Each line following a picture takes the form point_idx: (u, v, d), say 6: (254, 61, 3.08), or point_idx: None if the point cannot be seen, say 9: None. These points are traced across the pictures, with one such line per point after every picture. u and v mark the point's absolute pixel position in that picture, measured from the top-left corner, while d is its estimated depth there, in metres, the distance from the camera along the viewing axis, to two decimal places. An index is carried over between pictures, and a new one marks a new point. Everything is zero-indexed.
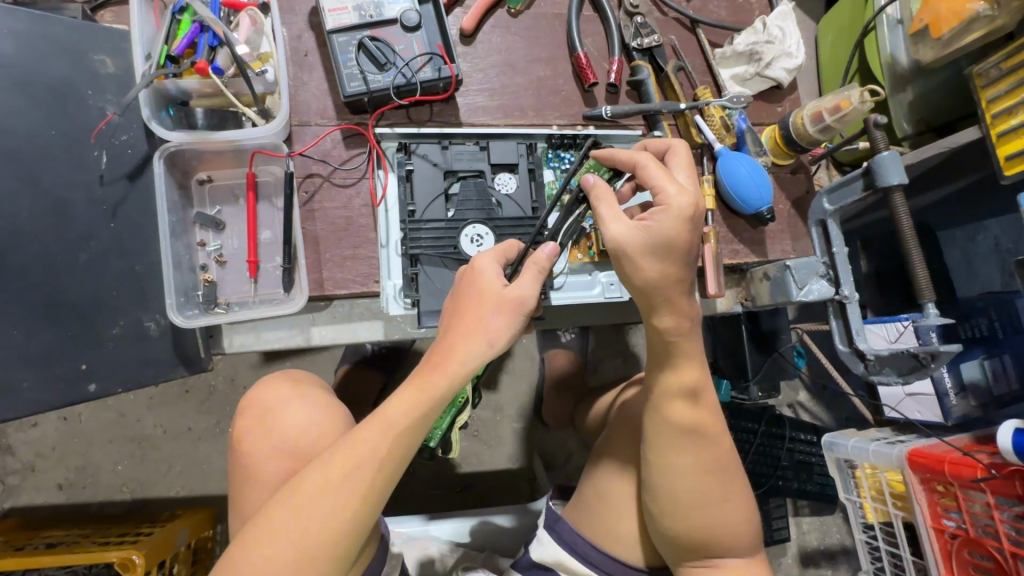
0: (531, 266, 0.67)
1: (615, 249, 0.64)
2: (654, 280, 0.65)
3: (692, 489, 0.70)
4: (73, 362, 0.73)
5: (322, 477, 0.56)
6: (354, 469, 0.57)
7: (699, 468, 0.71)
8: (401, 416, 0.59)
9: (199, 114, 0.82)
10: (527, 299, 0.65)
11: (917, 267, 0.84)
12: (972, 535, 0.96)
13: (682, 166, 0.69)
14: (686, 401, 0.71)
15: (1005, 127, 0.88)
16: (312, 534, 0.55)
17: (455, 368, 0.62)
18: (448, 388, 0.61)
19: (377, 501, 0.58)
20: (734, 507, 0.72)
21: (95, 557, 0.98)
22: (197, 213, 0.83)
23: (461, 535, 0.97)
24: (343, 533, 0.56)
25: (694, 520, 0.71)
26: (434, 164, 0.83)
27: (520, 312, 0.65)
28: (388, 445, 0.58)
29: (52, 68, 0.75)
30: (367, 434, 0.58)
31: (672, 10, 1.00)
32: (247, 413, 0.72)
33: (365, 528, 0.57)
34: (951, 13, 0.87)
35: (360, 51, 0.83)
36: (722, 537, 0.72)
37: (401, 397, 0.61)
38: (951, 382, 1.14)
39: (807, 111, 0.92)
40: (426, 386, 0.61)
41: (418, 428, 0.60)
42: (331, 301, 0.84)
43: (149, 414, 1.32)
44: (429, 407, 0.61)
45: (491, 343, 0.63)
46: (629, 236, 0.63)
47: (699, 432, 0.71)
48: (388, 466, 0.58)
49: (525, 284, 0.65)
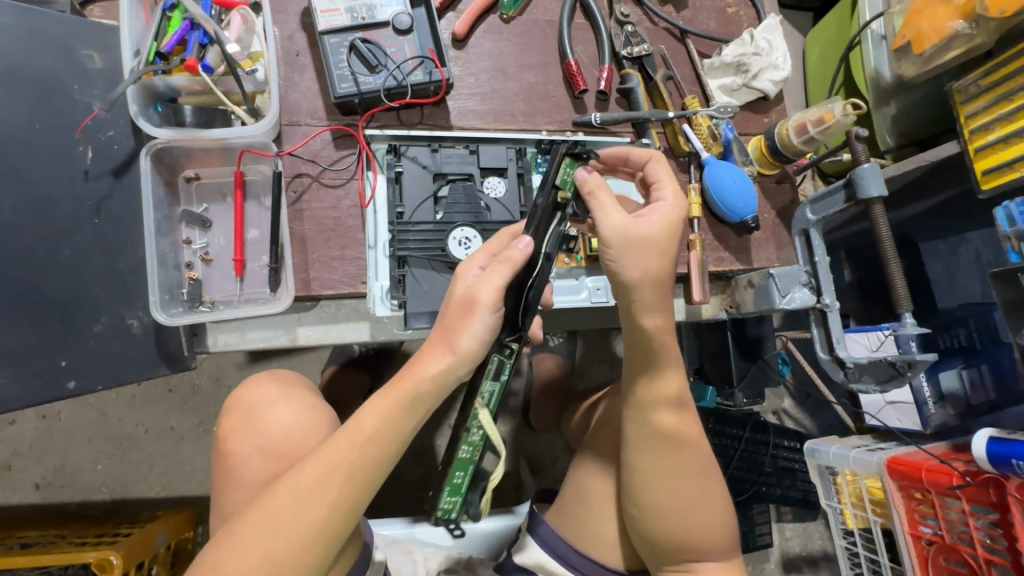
0: (503, 263, 0.63)
1: (619, 238, 0.65)
2: (638, 275, 0.66)
3: (669, 496, 0.71)
4: (53, 359, 0.71)
5: (296, 483, 0.56)
6: (325, 474, 0.57)
7: (677, 474, 0.71)
8: (374, 423, 0.59)
9: (187, 111, 0.82)
10: (483, 299, 0.61)
11: (897, 280, 0.86)
12: (947, 541, 0.98)
13: (665, 179, 0.72)
14: (664, 405, 0.72)
15: (982, 143, 0.90)
16: (279, 539, 0.54)
17: (419, 376, 0.61)
18: (417, 396, 0.61)
19: (348, 511, 0.57)
20: (712, 513, 0.73)
21: (71, 558, 0.96)
22: (184, 210, 0.82)
23: (442, 537, 0.97)
24: (312, 542, 0.55)
25: (672, 526, 0.71)
26: (424, 166, 0.84)
27: (479, 312, 0.61)
28: (360, 453, 0.58)
29: (38, 62, 0.74)
30: (342, 442, 0.58)
31: (662, 20, 1.02)
32: (232, 411, 0.72)
33: (334, 539, 0.57)
34: (933, 30, 0.90)
35: (352, 53, 0.83)
36: (700, 542, 0.72)
37: (376, 401, 0.61)
38: (929, 391, 1.18)
39: (792, 123, 0.93)
40: (395, 392, 0.61)
41: (392, 438, 0.60)
42: (319, 301, 0.84)
43: (131, 414, 1.30)
44: (401, 414, 0.60)
45: (453, 348, 0.62)
46: (631, 226, 0.66)
47: (676, 437, 0.72)
48: (359, 475, 0.58)
49: (489, 279, 0.62)
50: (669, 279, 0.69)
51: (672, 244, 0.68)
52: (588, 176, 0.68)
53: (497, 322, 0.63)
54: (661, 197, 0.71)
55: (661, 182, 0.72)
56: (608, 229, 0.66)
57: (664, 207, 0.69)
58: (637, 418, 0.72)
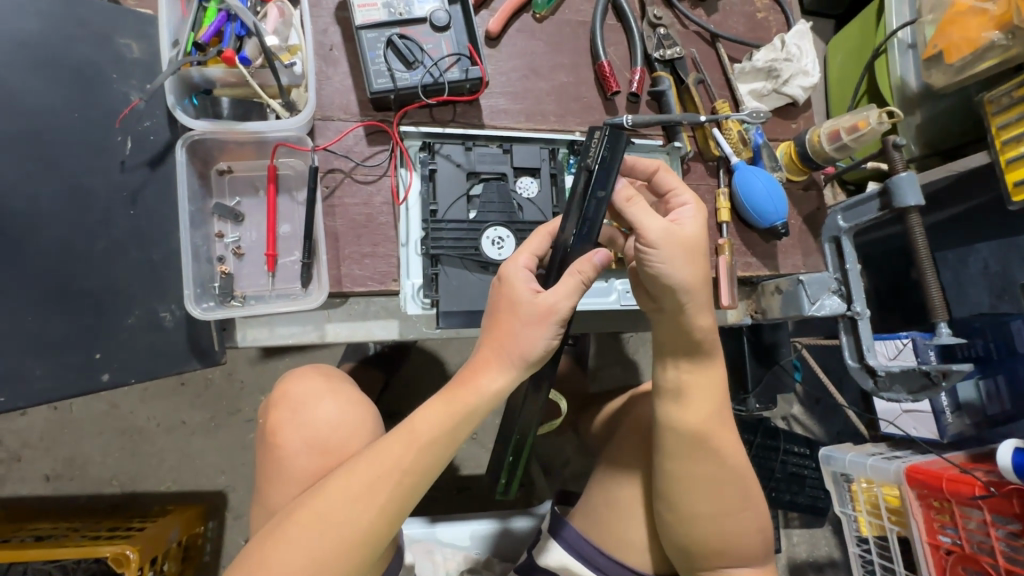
0: (575, 276, 0.61)
1: (666, 243, 0.64)
2: (689, 278, 0.65)
3: (707, 501, 0.70)
4: (86, 351, 0.71)
5: (346, 485, 0.56)
6: (377, 478, 0.56)
7: (715, 478, 0.71)
8: (429, 430, 0.58)
9: (224, 104, 0.81)
10: (559, 308, 0.60)
11: (933, 289, 0.86)
12: (967, 551, 0.98)
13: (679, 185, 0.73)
14: (696, 408, 0.71)
15: (1014, 154, 0.91)
16: (328, 539, 0.54)
17: (477, 383, 0.60)
18: (475, 404, 0.60)
19: (394, 516, 0.57)
20: (747, 518, 0.73)
21: (87, 552, 0.95)
22: (217, 204, 0.81)
23: (461, 539, 0.96)
24: (357, 546, 0.55)
25: (708, 531, 0.70)
26: (457, 165, 0.83)
27: (550, 321, 0.60)
28: (412, 459, 0.57)
29: (76, 50, 0.73)
30: (394, 448, 0.58)
31: (693, 23, 1.01)
32: (280, 404, 0.71)
33: (379, 544, 0.56)
34: (966, 41, 0.90)
35: (388, 48, 0.82)
36: (733, 547, 0.72)
37: (431, 408, 0.60)
38: (948, 402, 1.21)
39: (824, 130, 0.93)
40: (454, 400, 0.60)
41: (444, 446, 0.59)
42: (348, 297, 0.83)
43: (143, 406, 1.29)
44: (457, 424, 0.59)
45: (515, 359, 0.61)
46: (676, 229, 0.65)
47: (711, 441, 0.71)
48: (410, 480, 0.57)
49: (560, 292, 0.61)
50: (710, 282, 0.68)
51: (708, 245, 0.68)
52: (619, 185, 0.67)
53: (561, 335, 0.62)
54: (685, 200, 0.71)
55: (679, 188, 0.72)
56: (655, 232, 0.64)
57: (693, 207, 0.69)
58: (670, 421, 0.72)
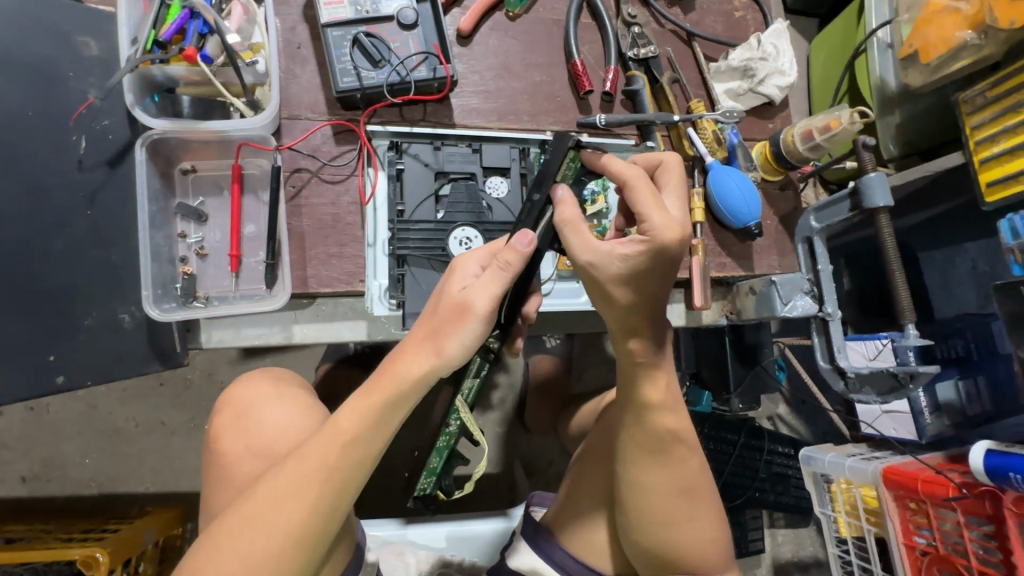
0: (500, 267, 0.61)
1: (586, 275, 0.64)
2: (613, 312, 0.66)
3: (657, 509, 0.69)
4: (42, 353, 0.70)
5: (272, 487, 0.55)
6: (301, 479, 0.55)
7: (667, 487, 0.70)
8: (352, 426, 0.57)
9: (184, 102, 0.80)
10: (477, 302, 0.59)
11: (901, 289, 0.85)
12: (941, 552, 0.98)
13: (647, 205, 0.61)
14: (652, 415, 0.69)
15: (987, 154, 0.90)
16: (256, 544, 0.54)
17: (397, 376, 0.58)
18: (398, 398, 0.58)
19: (325, 515, 0.56)
20: (700, 527, 0.71)
21: (56, 554, 0.95)
22: (180, 204, 0.80)
23: (435, 540, 0.95)
24: (289, 548, 0.54)
25: (657, 538, 0.70)
26: (426, 164, 0.83)
27: (472, 319, 0.59)
28: (338, 458, 0.56)
29: (32, 47, 0.72)
30: (319, 447, 0.56)
31: (669, 22, 1.00)
32: (226, 409, 0.72)
33: (315, 542, 0.56)
34: (940, 40, 0.90)
35: (355, 46, 0.81)
36: (688, 555, 0.71)
37: (353, 404, 0.58)
38: (927, 402, 1.18)
39: (798, 130, 0.93)
40: (377, 394, 0.58)
41: (371, 441, 0.57)
42: (316, 298, 0.82)
43: (121, 407, 1.28)
44: (381, 418, 0.57)
45: (438, 352, 0.58)
46: (597, 267, 0.63)
47: (667, 449, 0.70)
48: (336, 478, 0.56)
49: (486, 286, 0.60)
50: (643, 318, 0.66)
51: (647, 282, 0.63)
52: (560, 199, 0.65)
53: (486, 330, 0.60)
54: (642, 228, 0.61)
55: (642, 212, 0.60)
56: (578, 264, 0.64)
57: (638, 245, 0.60)
58: (630, 426, 0.71)
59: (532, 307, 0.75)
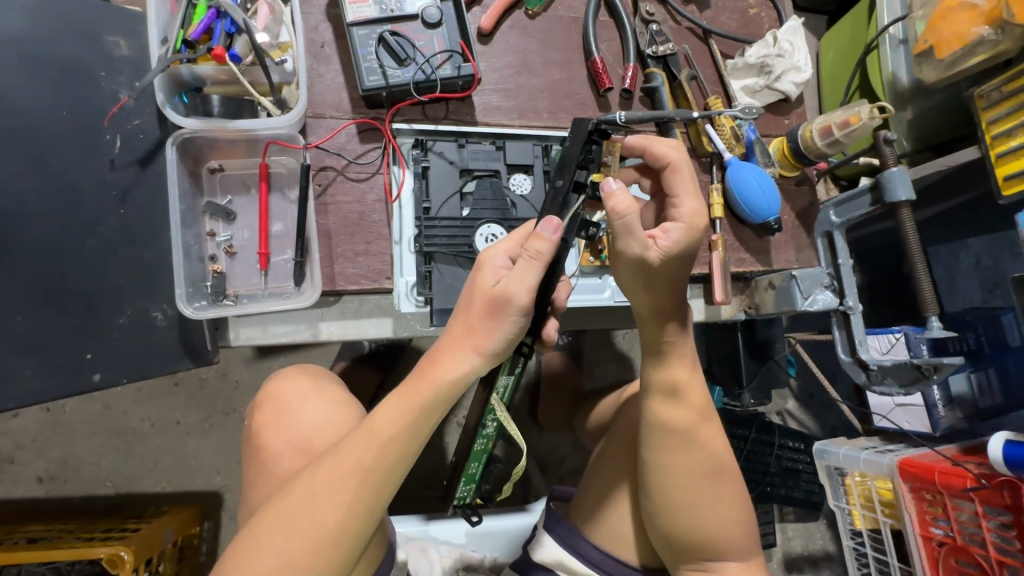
0: (534, 259, 0.60)
1: (633, 266, 0.65)
2: (648, 299, 0.69)
3: (685, 491, 0.70)
4: (76, 351, 0.70)
5: (312, 484, 0.56)
6: (341, 475, 0.56)
7: (690, 472, 0.70)
8: (390, 424, 0.57)
9: (214, 102, 0.81)
10: (511, 298, 0.59)
11: (923, 282, 0.86)
12: (959, 543, 0.99)
13: (684, 189, 0.70)
14: (668, 401, 0.72)
15: (1004, 148, 0.91)
16: (297, 541, 0.54)
17: (435, 377, 0.59)
18: (436, 397, 0.59)
19: (364, 514, 0.56)
20: (726, 509, 0.72)
21: (81, 553, 0.95)
22: (208, 202, 0.81)
23: (457, 536, 0.96)
24: (328, 546, 0.55)
25: (681, 522, 0.70)
26: (450, 162, 0.83)
27: (511, 312, 0.59)
28: (376, 455, 0.57)
29: (62, 47, 0.72)
30: (358, 445, 0.57)
31: (686, 20, 1.01)
32: (266, 404, 0.76)
33: (352, 541, 0.56)
34: (955, 36, 0.91)
35: (380, 45, 0.82)
36: (714, 541, 0.71)
37: (392, 402, 0.59)
38: (940, 394, 1.20)
39: (816, 125, 0.94)
40: (414, 392, 0.59)
41: (409, 441, 0.58)
42: (341, 296, 0.83)
43: (137, 407, 1.28)
44: (419, 417, 0.58)
45: (479, 350, 0.60)
46: (648, 259, 0.64)
47: (688, 434, 0.71)
48: (374, 477, 0.56)
49: (523, 278, 0.60)
50: (670, 303, 0.70)
51: (679, 267, 0.67)
52: (612, 191, 0.61)
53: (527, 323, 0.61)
54: (678, 213, 0.68)
55: (679, 198, 0.69)
56: (627, 257, 0.64)
57: (676, 230, 0.65)
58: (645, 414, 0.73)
59: (562, 297, 0.76)
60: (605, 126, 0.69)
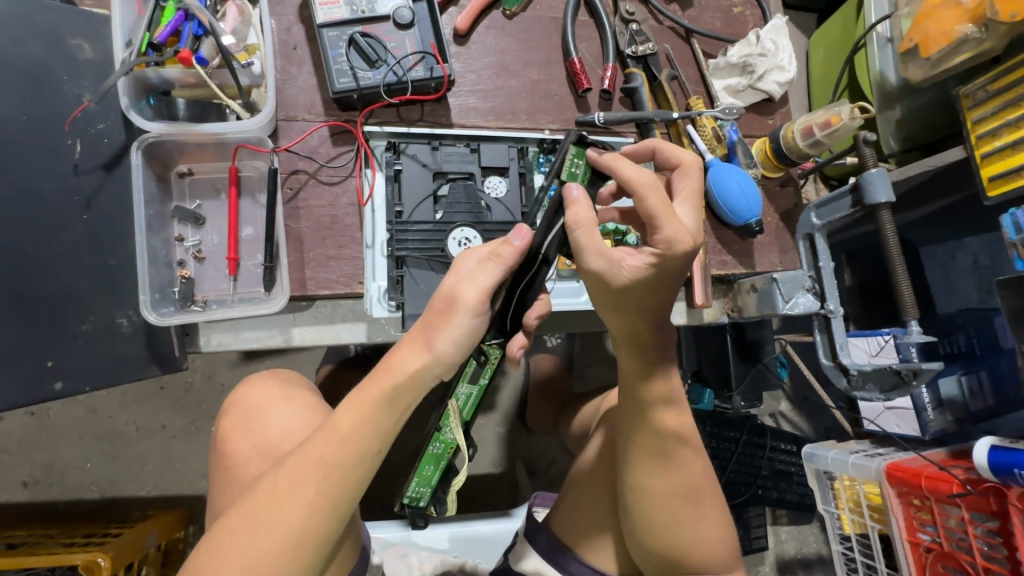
0: (495, 261, 0.61)
1: (592, 282, 0.61)
2: (616, 319, 0.64)
3: (662, 511, 0.68)
4: (39, 359, 0.69)
5: (274, 484, 0.55)
6: (302, 476, 0.55)
7: (671, 489, 0.69)
8: (349, 422, 0.56)
9: (180, 105, 0.80)
10: (463, 295, 0.59)
11: (903, 285, 0.85)
12: (946, 549, 0.98)
13: (658, 211, 0.57)
14: (655, 415, 0.68)
15: (989, 148, 0.90)
16: (257, 540, 0.53)
17: (391, 370, 0.57)
18: (396, 392, 0.57)
19: (328, 511, 0.55)
20: (705, 527, 0.71)
21: (57, 560, 0.94)
22: (176, 207, 0.80)
23: (438, 540, 0.95)
24: (292, 545, 0.54)
25: (661, 539, 0.69)
26: (424, 165, 0.82)
27: (459, 312, 0.58)
28: (336, 454, 0.55)
29: (25, 51, 0.72)
30: (318, 444, 0.56)
31: (667, 19, 1.00)
32: (235, 410, 0.75)
33: (315, 540, 0.55)
34: (940, 34, 0.89)
35: (351, 47, 0.81)
36: (694, 555, 0.70)
37: (353, 400, 0.57)
38: (929, 398, 1.16)
39: (798, 126, 0.92)
40: (374, 388, 0.57)
41: (371, 437, 0.56)
42: (315, 300, 0.82)
43: (122, 411, 1.28)
44: (379, 414, 0.57)
45: (430, 347, 0.58)
46: (608, 278, 0.59)
47: (672, 450, 0.69)
48: (334, 476, 0.55)
49: (476, 278, 0.60)
50: (646, 332, 0.64)
51: (654, 291, 0.60)
52: (573, 198, 0.62)
53: (477, 324, 0.59)
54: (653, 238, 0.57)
55: (653, 221, 0.57)
56: (588, 272, 0.60)
57: (648, 256, 0.57)
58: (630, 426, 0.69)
59: (536, 312, 0.72)
60: (588, 139, 0.70)
